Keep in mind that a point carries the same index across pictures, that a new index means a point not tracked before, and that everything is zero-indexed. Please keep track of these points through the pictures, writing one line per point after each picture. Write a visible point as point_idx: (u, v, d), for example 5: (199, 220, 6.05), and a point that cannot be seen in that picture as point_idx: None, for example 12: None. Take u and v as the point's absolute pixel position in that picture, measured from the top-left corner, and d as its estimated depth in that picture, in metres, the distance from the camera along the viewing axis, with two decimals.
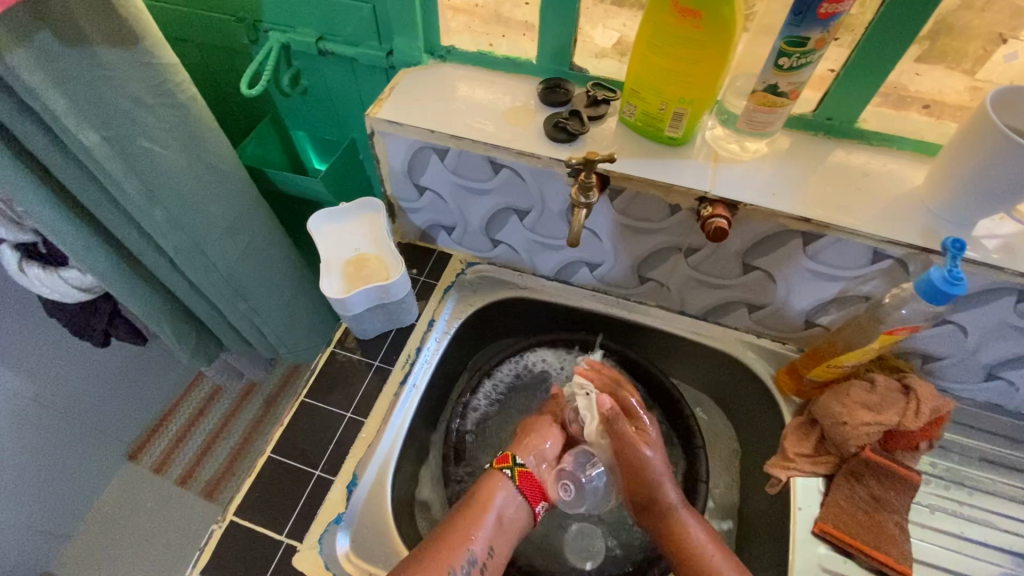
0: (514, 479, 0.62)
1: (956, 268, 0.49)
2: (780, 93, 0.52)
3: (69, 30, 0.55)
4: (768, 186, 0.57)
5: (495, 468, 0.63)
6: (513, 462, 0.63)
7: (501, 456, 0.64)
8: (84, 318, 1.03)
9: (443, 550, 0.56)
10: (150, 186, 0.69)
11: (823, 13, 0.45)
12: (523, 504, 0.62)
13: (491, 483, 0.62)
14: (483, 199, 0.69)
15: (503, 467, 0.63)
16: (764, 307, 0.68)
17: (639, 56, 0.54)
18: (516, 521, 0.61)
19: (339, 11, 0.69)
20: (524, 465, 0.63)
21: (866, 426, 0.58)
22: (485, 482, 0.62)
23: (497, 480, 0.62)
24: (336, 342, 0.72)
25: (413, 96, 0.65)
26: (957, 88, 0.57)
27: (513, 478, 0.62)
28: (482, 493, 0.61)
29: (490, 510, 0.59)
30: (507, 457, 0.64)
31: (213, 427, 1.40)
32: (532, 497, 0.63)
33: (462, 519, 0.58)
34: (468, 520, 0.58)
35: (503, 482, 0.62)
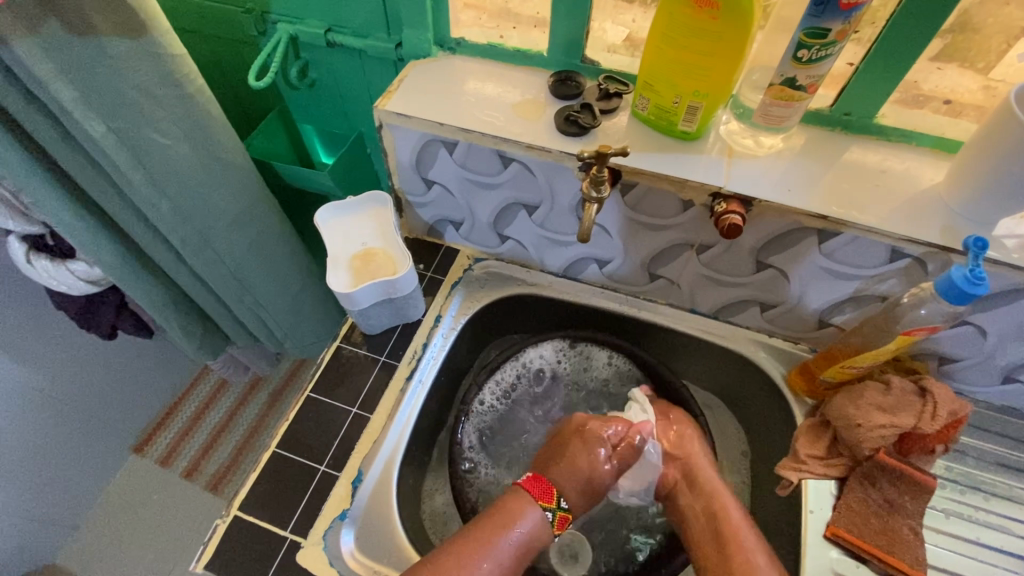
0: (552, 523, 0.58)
1: (978, 268, 0.48)
2: (798, 86, 0.50)
3: (76, 19, 0.54)
4: (783, 182, 0.56)
5: (526, 495, 0.59)
6: (556, 506, 0.59)
7: (544, 490, 0.60)
8: (91, 310, 1.03)
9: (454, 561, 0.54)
10: (157, 178, 0.69)
11: (845, 4, 0.44)
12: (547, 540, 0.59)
13: (524, 509, 0.58)
14: (492, 194, 0.68)
15: (546, 506, 0.59)
16: (777, 306, 0.67)
17: (654, 48, 0.53)
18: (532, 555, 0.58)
19: (348, 2, 0.68)
20: (566, 511, 0.59)
21: (880, 429, 0.57)
22: (516, 506, 0.58)
23: (529, 507, 0.58)
24: (342, 337, 0.71)
25: (423, 88, 0.64)
26: (971, 86, 0.56)
27: (548, 515, 0.58)
28: (509, 519, 0.57)
29: (513, 534, 0.56)
30: (552, 495, 0.59)
31: (219, 421, 1.40)
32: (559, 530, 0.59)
33: (480, 538, 0.55)
34: (486, 541, 0.55)
35: (539, 519, 0.58)
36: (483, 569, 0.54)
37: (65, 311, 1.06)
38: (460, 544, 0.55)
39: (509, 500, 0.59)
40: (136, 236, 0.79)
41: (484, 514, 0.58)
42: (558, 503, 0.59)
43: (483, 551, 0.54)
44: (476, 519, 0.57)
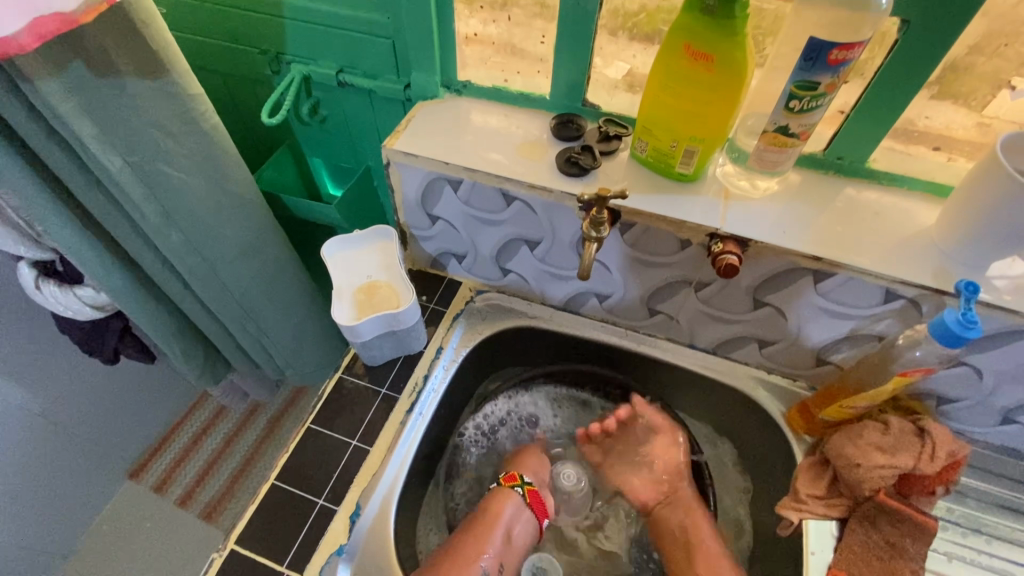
0: (525, 495, 0.69)
1: (971, 311, 0.49)
2: (790, 134, 0.52)
3: (99, 62, 0.57)
4: (779, 224, 0.58)
5: (506, 485, 0.70)
6: (522, 481, 0.70)
7: (509, 474, 0.71)
8: (95, 334, 1.04)
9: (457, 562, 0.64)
10: (168, 209, 0.71)
11: (833, 59, 0.45)
12: (529, 514, 0.70)
13: (500, 498, 0.69)
14: (494, 230, 0.70)
15: (514, 485, 0.70)
16: (775, 344, 0.67)
17: (651, 95, 0.56)
18: (524, 532, 0.69)
19: (360, 45, 0.71)
20: (532, 484, 0.70)
21: (879, 469, 0.57)
22: (497, 501, 0.69)
23: (505, 496, 0.69)
24: (344, 368, 0.72)
25: (429, 128, 0.67)
26: (965, 123, 0.57)
27: (523, 496, 0.69)
28: (495, 512, 0.68)
29: (502, 528, 0.67)
30: (515, 475, 0.71)
31: (215, 448, 1.39)
32: (538, 512, 0.70)
33: (476, 537, 0.65)
34: (486, 537, 0.66)
35: (514, 498, 0.69)
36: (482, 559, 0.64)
37: (69, 335, 1.07)
38: (457, 547, 0.65)
39: (487, 498, 0.69)
40: (145, 264, 0.80)
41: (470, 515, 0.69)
42: (521, 478, 0.70)
43: (485, 544, 0.65)
44: (468, 519, 0.68)
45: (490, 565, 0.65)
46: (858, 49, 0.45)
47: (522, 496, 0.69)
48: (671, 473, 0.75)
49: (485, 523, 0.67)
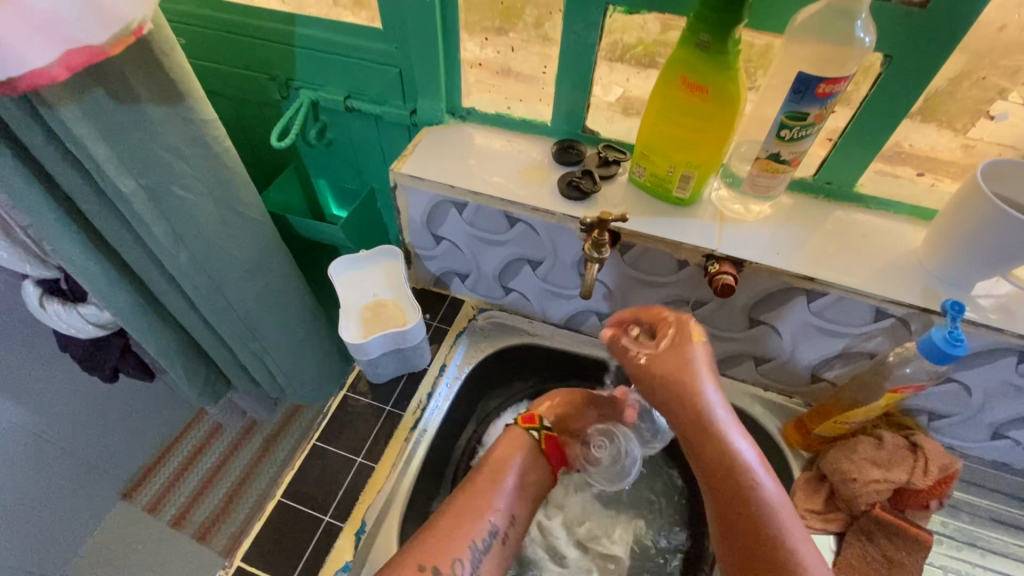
0: (540, 440, 0.65)
1: (957, 329, 0.51)
2: (782, 160, 0.55)
3: (119, 90, 0.58)
4: (772, 245, 0.60)
5: (520, 426, 0.66)
6: (538, 425, 0.66)
7: (526, 416, 0.67)
8: (96, 353, 1.04)
9: (459, 514, 0.58)
10: (178, 230, 0.73)
11: (821, 93, 0.48)
12: (546, 462, 0.65)
13: (511, 443, 0.64)
14: (497, 250, 0.72)
15: (530, 427, 0.66)
16: (770, 361, 0.69)
17: (650, 123, 0.58)
18: (541, 480, 0.64)
19: (367, 73, 0.74)
20: (549, 429, 0.66)
21: (873, 483, 0.58)
22: (503, 448, 0.63)
23: (516, 440, 0.65)
24: (348, 386, 0.73)
25: (434, 154, 0.69)
26: (948, 147, 0.60)
27: (539, 440, 0.65)
28: (505, 456, 0.63)
29: (510, 476, 0.61)
30: (532, 418, 0.67)
31: (211, 467, 1.39)
32: (553, 459, 0.66)
33: (483, 487, 0.60)
34: (490, 488, 0.60)
35: (526, 441, 0.64)
36: (497, 507, 0.59)
37: (70, 353, 1.07)
38: (461, 500, 0.59)
39: (496, 443, 0.65)
40: (151, 282, 0.81)
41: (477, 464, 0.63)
42: (539, 423, 0.66)
43: (489, 490, 0.60)
44: (475, 469, 0.62)
45: (502, 519, 0.59)
46: (844, 83, 0.48)
47: (536, 440, 0.65)
48: (689, 411, 0.57)
49: (495, 470, 0.61)
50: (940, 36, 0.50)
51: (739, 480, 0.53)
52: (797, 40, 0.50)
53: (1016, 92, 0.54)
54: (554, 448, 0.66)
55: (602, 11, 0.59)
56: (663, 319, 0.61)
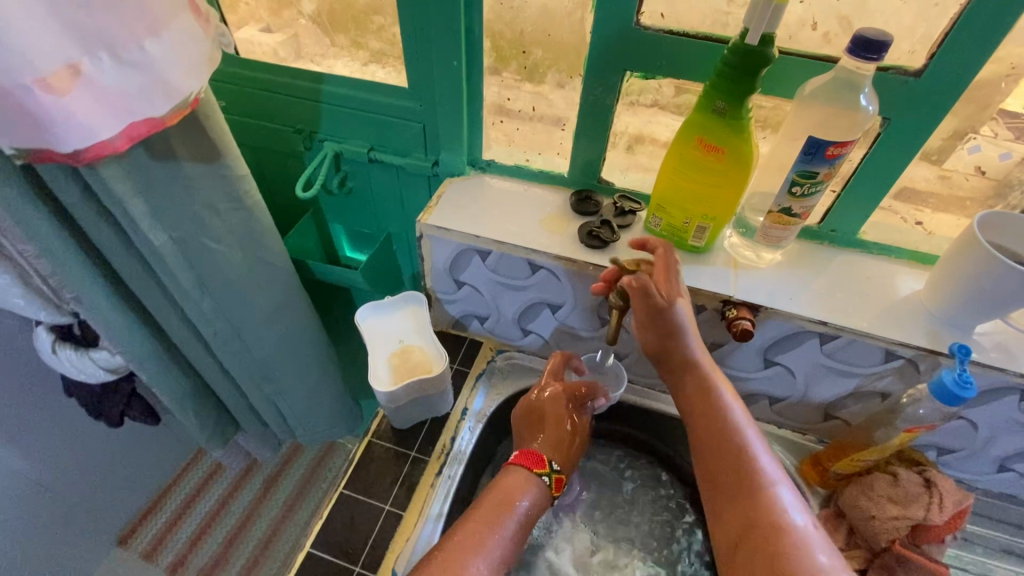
0: (550, 486, 0.62)
1: (965, 372, 0.54)
2: (793, 214, 0.59)
3: (161, 151, 0.61)
4: (784, 291, 0.64)
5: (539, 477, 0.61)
6: (550, 469, 0.62)
7: (535, 459, 0.62)
8: (103, 398, 1.02)
9: (456, 555, 0.53)
10: (204, 278, 0.74)
11: (830, 154, 0.52)
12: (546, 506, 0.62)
13: (523, 485, 0.60)
14: (518, 295, 0.74)
15: (542, 473, 0.62)
16: (785, 400, 0.72)
17: (667, 178, 0.62)
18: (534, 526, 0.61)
19: (391, 128, 0.78)
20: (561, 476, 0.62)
21: (893, 520, 0.60)
22: (517, 486, 0.60)
23: (528, 482, 0.61)
24: (372, 433, 0.74)
25: (458, 206, 0.73)
26: (942, 198, 0.64)
27: (550, 485, 0.61)
28: (513, 502, 0.58)
29: (519, 508, 0.58)
30: (543, 460, 0.62)
31: (210, 509, 1.34)
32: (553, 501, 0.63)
33: (487, 526, 0.56)
34: (501, 514, 0.57)
35: (538, 487, 0.61)
36: (493, 557, 0.54)
37: (76, 397, 1.04)
38: (459, 536, 0.54)
39: (506, 479, 0.61)
40: (172, 330, 0.82)
41: (481, 495, 0.59)
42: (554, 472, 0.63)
43: (501, 519, 0.56)
44: (478, 500, 0.58)
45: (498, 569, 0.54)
46: (850, 147, 0.52)
47: (549, 486, 0.62)
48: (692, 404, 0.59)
49: (501, 504, 0.58)
50: (934, 99, 0.55)
51: (711, 415, 0.57)
52: (807, 106, 0.55)
53: (988, 126, 0.58)
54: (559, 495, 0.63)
55: (620, 76, 0.63)
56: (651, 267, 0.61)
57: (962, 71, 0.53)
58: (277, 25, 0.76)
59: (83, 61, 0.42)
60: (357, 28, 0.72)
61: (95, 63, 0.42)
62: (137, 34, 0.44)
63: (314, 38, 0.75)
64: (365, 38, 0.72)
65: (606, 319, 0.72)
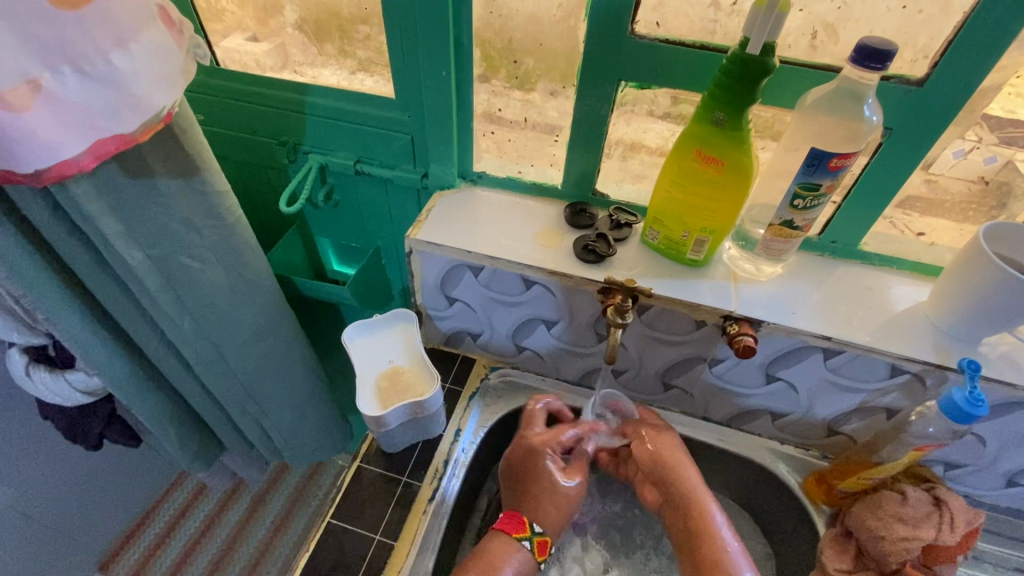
0: (532, 550, 0.60)
1: (976, 390, 0.53)
2: (795, 227, 0.57)
3: (136, 167, 0.58)
4: (786, 304, 0.62)
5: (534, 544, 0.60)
6: (532, 533, 0.61)
7: (517, 523, 0.62)
8: (79, 422, 0.93)
9: None
10: (183, 298, 0.71)
11: (833, 166, 0.51)
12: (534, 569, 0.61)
13: (501, 551, 0.60)
14: (512, 311, 0.72)
15: (522, 537, 0.61)
16: (787, 416, 0.70)
17: (664, 191, 0.60)
18: None
19: (379, 140, 0.75)
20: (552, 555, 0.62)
21: (903, 541, 0.58)
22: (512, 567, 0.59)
23: (512, 549, 0.60)
24: (362, 457, 0.71)
25: (449, 220, 0.71)
26: (945, 207, 0.63)
27: (531, 550, 0.60)
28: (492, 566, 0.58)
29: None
30: (524, 524, 0.62)
31: (193, 532, 1.28)
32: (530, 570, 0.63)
33: None
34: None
35: (518, 551, 0.60)
36: None
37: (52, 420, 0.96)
38: None
39: (487, 544, 0.61)
40: (151, 351, 0.78)
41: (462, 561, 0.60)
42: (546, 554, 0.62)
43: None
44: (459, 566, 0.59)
45: None
46: (853, 158, 0.51)
47: (531, 552, 0.61)
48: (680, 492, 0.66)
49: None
50: (936, 108, 0.54)
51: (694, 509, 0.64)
52: (809, 116, 0.53)
53: (973, 131, 0.56)
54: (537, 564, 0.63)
55: (615, 87, 0.62)
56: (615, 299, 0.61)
57: (966, 80, 0.51)
58: (263, 33, 0.73)
59: (43, 76, 0.39)
60: (343, 37, 0.69)
61: (57, 78, 0.40)
62: (103, 46, 0.41)
63: (300, 47, 0.73)
64: (353, 46, 0.70)
65: (604, 335, 0.69)
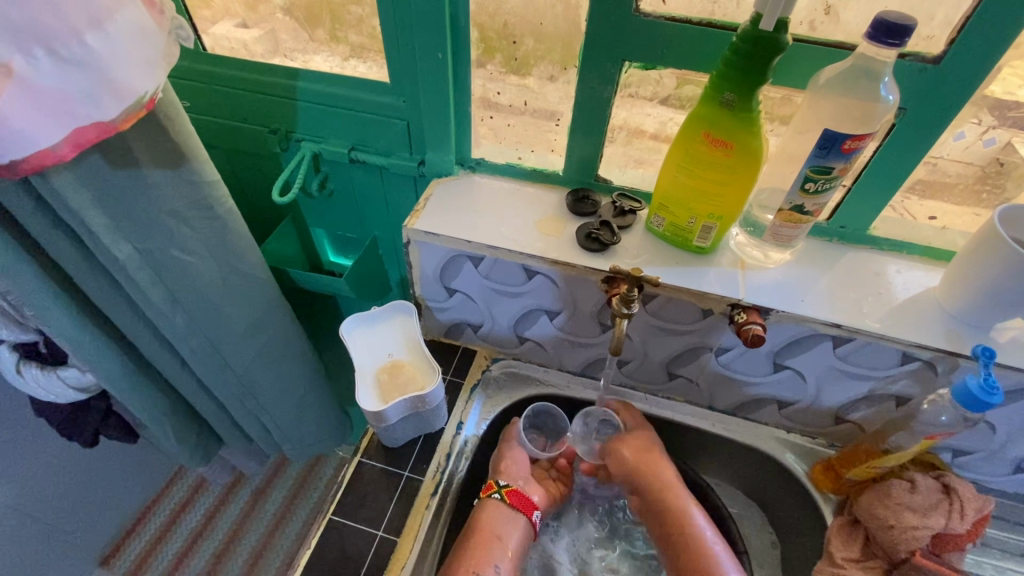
0: (503, 499, 0.64)
1: (990, 377, 0.52)
2: (805, 212, 0.56)
3: (121, 157, 0.55)
4: (795, 291, 0.60)
5: (484, 496, 0.66)
6: (499, 485, 0.65)
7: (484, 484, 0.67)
8: (74, 419, 0.91)
9: None
10: (175, 291, 0.69)
11: (847, 148, 0.49)
12: (515, 517, 0.64)
13: (486, 513, 0.64)
14: (514, 301, 0.70)
15: (492, 492, 0.65)
16: (794, 404, 0.69)
17: (670, 176, 0.58)
18: (515, 536, 0.63)
19: (372, 126, 0.73)
20: (509, 484, 0.65)
21: (913, 531, 0.57)
22: (493, 516, 0.63)
23: (484, 505, 0.65)
24: (362, 451, 0.69)
25: (446, 208, 0.69)
26: (960, 191, 0.61)
27: (502, 500, 0.64)
28: (480, 526, 0.63)
29: (482, 531, 0.62)
30: (490, 481, 0.66)
31: (194, 526, 1.26)
32: (526, 509, 0.65)
33: (467, 552, 0.60)
34: (495, 549, 0.61)
35: (490, 503, 0.64)
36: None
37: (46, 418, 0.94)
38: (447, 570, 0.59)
39: (478, 513, 0.64)
40: (144, 347, 0.76)
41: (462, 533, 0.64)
42: (497, 484, 0.66)
43: (491, 550, 0.60)
44: (462, 535, 0.63)
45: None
46: (867, 139, 0.49)
47: (502, 501, 0.64)
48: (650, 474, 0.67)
49: (495, 540, 0.61)
50: (952, 88, 0.52)
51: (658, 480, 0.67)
52: (822, 96, 0.51)
53: (983, 115, 0.55)
54: (523, 500, 0.65)
55: (618, 67, 0.59)
56: (619, 288, 0.59)
57: (982, 58, 0.49)
58: (254, 18, 0.70)
59: (14, 60, 0.37)
60: (334, 21, 0.67)
61: (30, 62, 0.37)
62: (78, 27, 0.38)
63: (293, 33, 0.70)
64: (345, 31, 0.67)
65: (608, 324, 0.68)
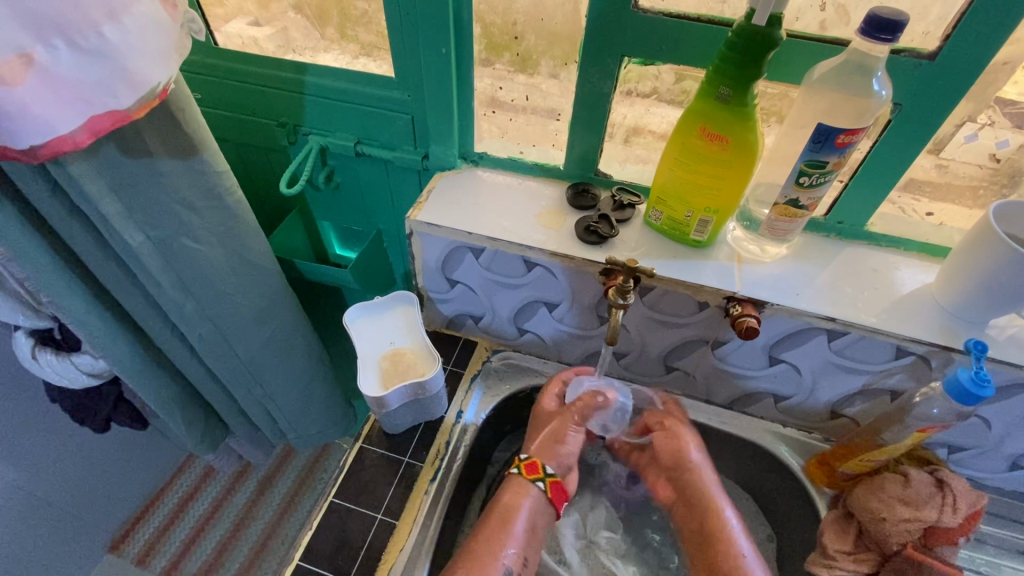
0: (545, 490, 0.65)
1: (982, 370, 0.52)
2: (800, 206, 0.56)
3: (135, 147, 0.57)
4: (790, 285, 0.61)
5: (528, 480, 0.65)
6: (544, 474, 0.66)
7: (531, 466, 0.66)
8: (87, 405, 0.93)
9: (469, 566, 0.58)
10: (185, 279, 0.71)
11: (840, 142, 0.50)
12: (548, 510, 0.65)
13: (519, 495, 0.64)
14: (514, 293, 0.72)
15: (536, 478, 0.65)
16: (791, 398, 0.70)
17: (669, 171, 0.59)
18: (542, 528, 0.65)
19: (378, 120, 0.74)
20: (555, 476, 0.66)
21: (905, 523, 0.58)
22: (531, 504, 0.64)
23: (523, 489, 0.65)
24: (364, 437, 0.71)
25: (449, 201, 0.70)
26: (958, 188, 0.62)
27: (545, 490, 0.65)
28: (511, 508, 0.63)
29: (521, 520, 0.62)
30: (536, 467, 0.66)
31: (201, 514, 1.28)
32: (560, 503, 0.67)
33: (493, 536, 0.60)
34: (507, 530, 0.61)
35: (533, 492, 0.65)
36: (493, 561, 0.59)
37: (59, 403, 0.96)
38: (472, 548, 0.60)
39: (507, 492, 0.65)
40: (155, 334, 0.78)
41: (490, 508, 0.64)
42: (544, 471, 0.66)
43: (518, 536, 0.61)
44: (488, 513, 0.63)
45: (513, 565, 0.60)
46: (861, 133, 0.50)
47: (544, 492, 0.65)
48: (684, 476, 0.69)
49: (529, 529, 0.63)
50: (948, 83, 0.52)
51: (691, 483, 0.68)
52: (816, 91, 0.52)
53: (983, 114, 0.55)
54: (560, 494, 0.66)
55: (618, 62, 0.60)
56: (615, 279, 0.61)
57: (976, 55, 0.50)
58: (265, 17, 0.72)
59: (35, 50, 0.39)
60: (343, 18, 0.68)
61: (50, 52, 0.39)
62: (94, 19, 0.40)
63: (302, 31, 0.71)
64: (354, 29, 0.69)
65: (606, 317, 0.69)
